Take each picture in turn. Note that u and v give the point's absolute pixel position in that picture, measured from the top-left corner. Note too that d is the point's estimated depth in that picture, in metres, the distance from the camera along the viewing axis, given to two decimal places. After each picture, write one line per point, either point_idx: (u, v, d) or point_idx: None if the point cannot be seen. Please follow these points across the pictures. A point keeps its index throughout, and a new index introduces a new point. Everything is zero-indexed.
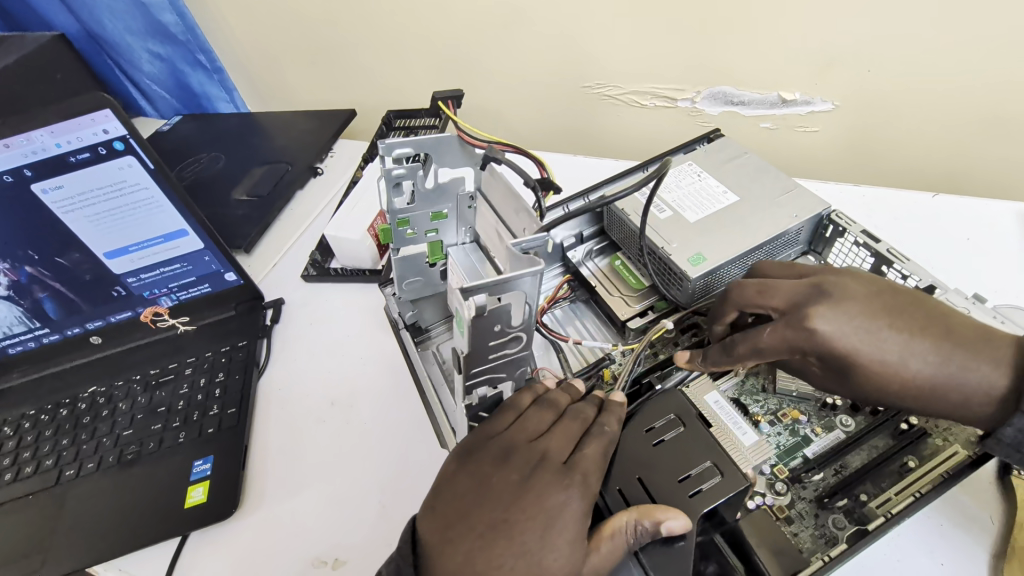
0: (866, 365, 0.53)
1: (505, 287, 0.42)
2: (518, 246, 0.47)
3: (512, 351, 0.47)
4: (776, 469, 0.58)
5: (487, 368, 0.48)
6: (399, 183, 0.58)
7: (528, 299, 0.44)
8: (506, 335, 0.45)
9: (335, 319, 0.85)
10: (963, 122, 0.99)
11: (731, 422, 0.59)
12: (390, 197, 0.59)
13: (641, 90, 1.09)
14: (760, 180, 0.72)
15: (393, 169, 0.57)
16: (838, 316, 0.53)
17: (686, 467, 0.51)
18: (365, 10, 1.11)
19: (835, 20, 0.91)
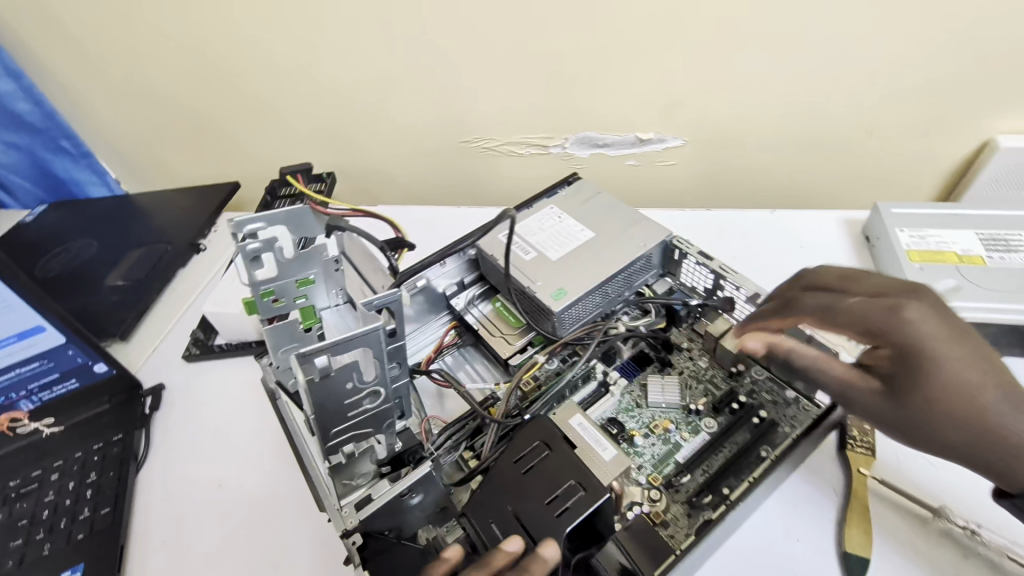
0: (946, 378, 0.50)
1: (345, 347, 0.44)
2: (368, 303, 0.48)
3: (372, 405, 0.49)
4: (650, 478, 0.62)
5: (348, 426, 0.50)
6: (257, 257, 0.58)
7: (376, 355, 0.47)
8: (360, 391, 0.47)
9: (220, 396, 0.82)
10: (791, 146, 1.13)
11: (593, 439, 0.59)
12: (249, 271, 0.58)
13: (515, 141, 1.17)
14: (613, 217, 0.79)
15: (247, 245, 0.57)
16: (935, 316, 0.50)
17: (553, 488, 0.53)
18: (239, 86, 1.12)
19: (670, 70, 1.03)
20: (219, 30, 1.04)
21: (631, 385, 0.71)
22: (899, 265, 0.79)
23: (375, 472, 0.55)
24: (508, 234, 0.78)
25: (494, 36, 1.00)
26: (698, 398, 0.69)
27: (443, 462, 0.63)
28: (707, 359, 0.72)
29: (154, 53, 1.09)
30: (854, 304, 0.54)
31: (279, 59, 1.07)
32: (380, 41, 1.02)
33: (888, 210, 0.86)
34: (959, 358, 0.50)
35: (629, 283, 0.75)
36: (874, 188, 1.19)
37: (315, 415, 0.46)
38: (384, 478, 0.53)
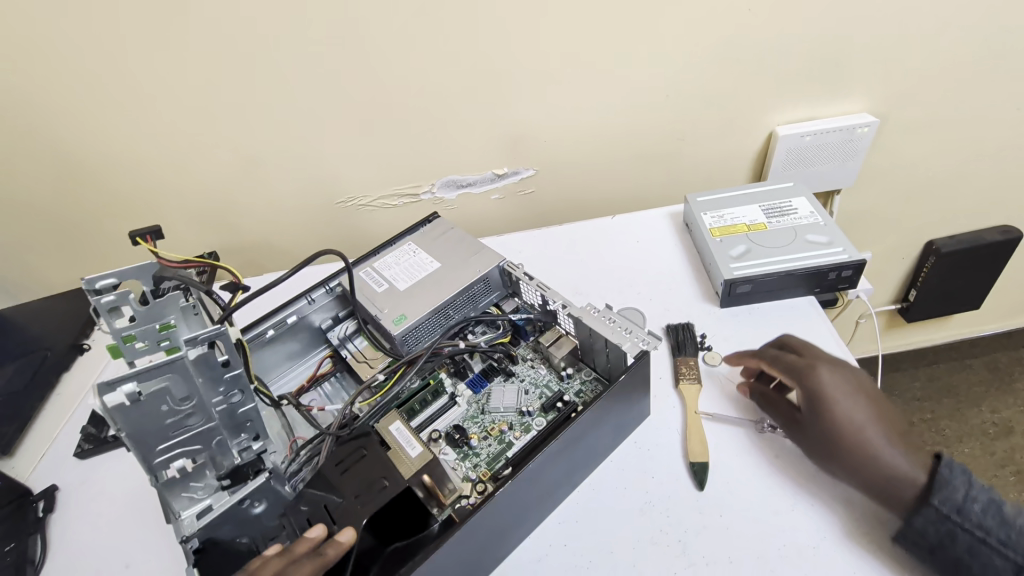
0: (827, 404, 0.67)
1: (149, 373, 0.54)
2: (189, 339, 0.55)
3: (195, 423, 0.59)
4: (480, 473, 0.73)
5: (175, 444, 0.59)
6: (114, 309, 0.65)
7: (186, 382, 0.56)
8: (175, 412, 0.57)
9: (119, 483, 0.83)
10: (626, 160, 1.32)
11: (406, 441, 0.67)
12: (107, 321, 0.65)
13: (386, 194, 1.28)
14: (460, 247, 0.90)
15: (102, 299, 0.64)
16: (831, 370, 0.69)
17: (364, 485, 0.61)
18: (104, 185, 1.16)
19: (506, 113, 1.19)
20: (73, 135, 1.08)
21: (478, 395, 0.82)
22: (705, 240, 0.96)
23: (217, 484, 0.64)
24: (367, 269, 0.89)
25: (343, 105, 1.12)
26: (533, 401, 0.80)
27: (297, 473, 0.71)
28: (545, 366, 0.84)
29: (8, 165, 1.11)
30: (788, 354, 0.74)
31: (140, 154, 1.12)
32: (238, 124, 1.11)
33: (694, 200, 1.04)
34: (880, 406, 0.68)
35: (474, 303, 0.88)
36: (701, 185, 1.40)
37: (132, 433, 0.55)
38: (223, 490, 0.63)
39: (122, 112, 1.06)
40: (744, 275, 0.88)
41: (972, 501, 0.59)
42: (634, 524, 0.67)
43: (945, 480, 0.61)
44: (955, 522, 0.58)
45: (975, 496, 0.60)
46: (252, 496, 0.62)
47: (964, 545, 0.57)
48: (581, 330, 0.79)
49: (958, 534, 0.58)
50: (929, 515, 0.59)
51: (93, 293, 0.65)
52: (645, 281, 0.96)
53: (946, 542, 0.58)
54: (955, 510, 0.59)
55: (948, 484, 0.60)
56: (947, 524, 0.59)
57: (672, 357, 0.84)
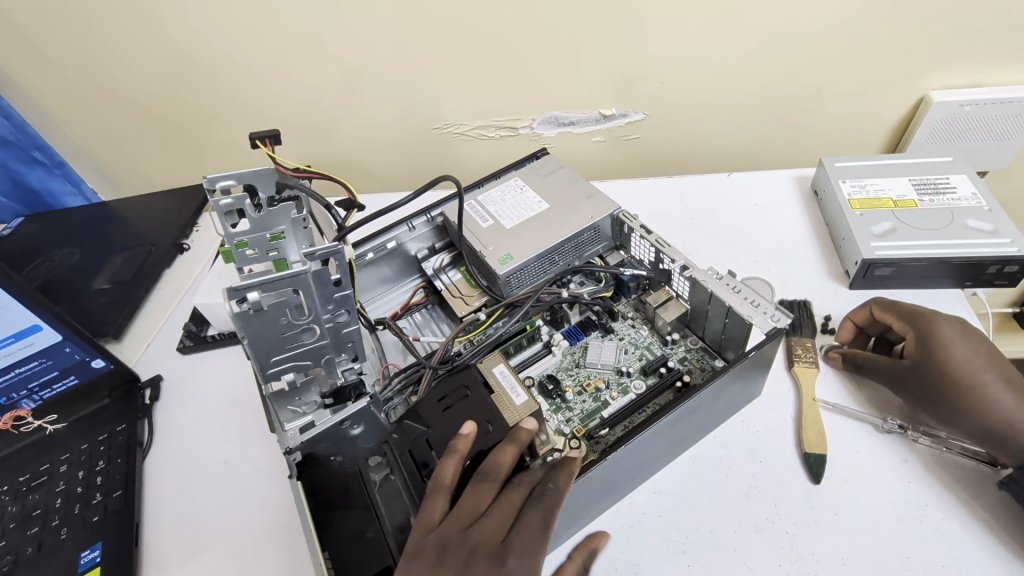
0: (945, 349, 0.67)
1: (273, 284, 0.52)
2: (309, 252, 0.53)
3: (309, 340, 0.58)
4: (574, 429, 0.70)
5: (288, 356, 0.58)
6: (230, 212, 0.64)
7: (305, 297, 0.55)
8: (293, 326, 0.56)
9: (217, 382, 0.86)
10: (747, 112, 1.19)
11: (509, 386, 0.64)
12: (223, 223, 0.65)
13: (484, 125, 1.21)
14: (570, 189, 0.84)
15: (221, 200, 0.63)
16: (953, 321, 0.69)
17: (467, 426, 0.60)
18: (209, 88, 1.15)
19: (626, 46, 1.08)
20: (183, 32, 1.06)
21: (573, 347, 0.78)
22: (841, 212, 0.86)
23: (320, 402, 0.64)
24: (470, 202, 0.85)
25: (453, 24, 1.04)
26: (634, 362, 0.76)
27: (390, 402, 0.70)
28: (647, 327, 0.79)
29: (121, 59, 1.11)
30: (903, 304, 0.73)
31: (246, 59, 1.09)
32: (344, 35, 1.05)
33: (832, 165, 0.92)
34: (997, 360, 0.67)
35: (579, 252, 0.82)
36: (826, 149, 1.26)
37: (253, 341, 0.55)
38: (326, 409, 0.63)
39: (231, 12, 1.02)
40: (888, 256, 0.78)
41: None
42: (748, 510, 0.63)
43: None
44: None
45: None
46: (353, 419, 0.62)
47: None
48: (698, 295, 0.72)
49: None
50: None
51: (213, 191, 0.64)
52: (763, 249, 0.88)
53: None
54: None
55: None
56: None
57: (787, 337, 0.76)
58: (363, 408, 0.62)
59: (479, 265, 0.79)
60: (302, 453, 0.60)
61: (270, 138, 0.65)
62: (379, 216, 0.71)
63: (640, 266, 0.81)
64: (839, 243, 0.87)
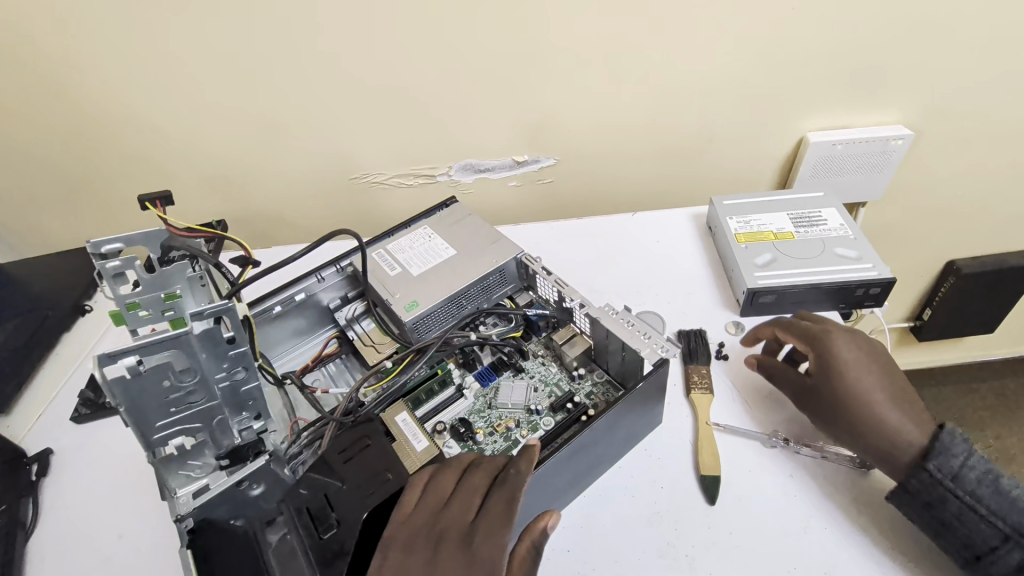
0: (838, 370, 0.69)
1: (154, 347, 0.52)
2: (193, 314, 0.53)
3: (198, 401, 0.57)
4: None
5: (175, 420, 0.57)
6: (119, 274, 0.63)
7: (189, 357, 0.54)
8: (179, 388, 0.55)
9: (113, 451, 0.81)
10: (650, 155, 1.28)
11: None
12: (112, 286, 0.64)
13: (403, 173, 1.24)
14: (476, 234, 0.87)
15: (107, 264, 0.62)
16: (850, 339, 0.71)
17: (367, 477, 0.60)
18: (114, 144, 1.12)
19: (532, 97, 1.15)
20: (84, 91, 1.05)
21: (485, 388, 0.80)
22: (729, 246, 0.93)
23: (215, 464, 0.62)
24: (379, 251, 0.86)
25: (364, 79, 1.08)
26: (543, 399, 0.78)
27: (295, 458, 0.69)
28: (556, 364, 0.82)
29: (18, 117, 1.08)
30: (804, 324, 0.75)
31: (154, 115, 1.09)
32: (254, 91, 1.07)
33: (720, 202, 1.00)
34: (893, 375, 0.69)
35: (487, 294, 0.85)
36: (725, 186, 1.36)
37: (133, 408, 0.53)
38: (222, 471, 0.61)
39: (135, 70, 1.02)
40: (768, 284, 0.85)
41: (970, 469, 0.60)
42: (651, 536, 0.65)
43: (944, 449, 0.61)
44: (948, 488, 0.60)
45: (973, 464, 0.61)
46: (250, 479, 0.60)
47: (957, 511, 0.59)
48: (597, 330, 0.76)
49: (949, 499, 0.60)
50: (923, 480, 0.61)
51: (99, 256, 0.64)
52: (663, 282, 0.94)
53: (935, 505, 0.61)
54: (950, 477, 0.60)
55: (943, 452, 0.61)
56: (938, 489, 0.60)
57: (684, 365, 0.81)
58: (261, 466, 0.60)
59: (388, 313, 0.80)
60: (194, 520, 0.58)
61: (160, 198, 0.65)
62: (277, 270, 0.71)
63: (547, 305, 0.84)
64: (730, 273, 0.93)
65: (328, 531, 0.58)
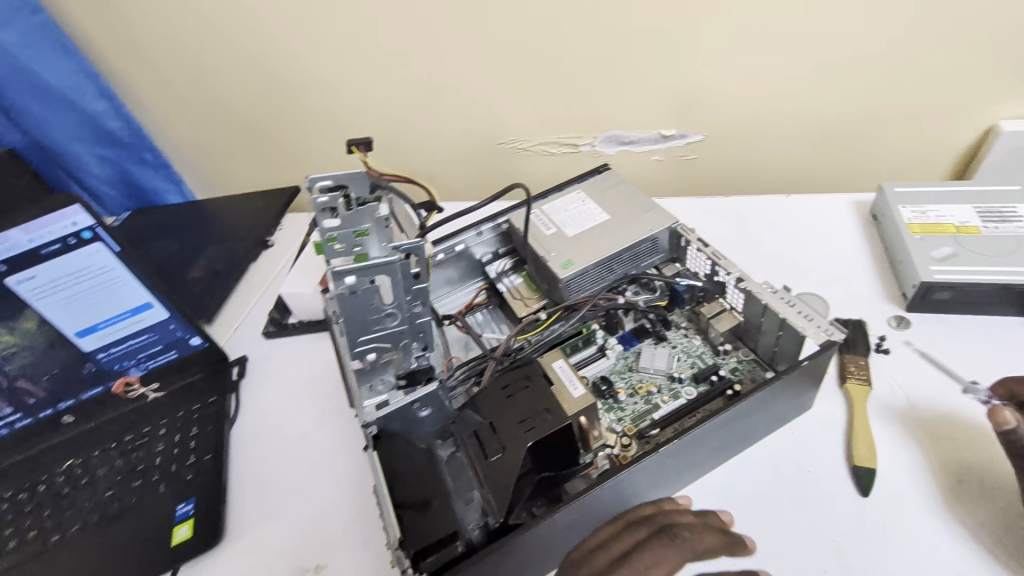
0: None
1: (369, 272, 0.59)
2: (398, 247, 0.59)
3: (391, 324, 0.65)
4: (625, 428, 0.74)
5: (372, 338, 0.65)
6: (325, 208, 0.73)
7: (392, 283, 0.62)
8: (381, 310, 0.63)
9: (296, 365, 0.95)
10: (806, 136, 1.21)
11: (568, 379, 0.68)
12: (319, 218, 0.74)
13: (547, 141, 1.27)
14: (630, 201, 0.89)
15: (318, 198, 0.72)
16: None
17: (527, 413, 0.65)
18: (298, 102, 1.25)
19: (689, 70, 1.12)
20: (279, 53, 1.17)
21: (627, 352, 0.82)
22: (900, 236, 0.87)
23: (394, 382, 0.70)
24: (535, 211, 0.91)
25: (525, 46, 1.12)
26: (685, 369, 0.79)
27: (454, 390, 0.76)
28: (700, 337, 0.83)
29: (225, 75, 1.22)
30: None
31: (334, 76, 1.19)
32: (423, 55, 1.14)
33: (892, 189, 0.93)
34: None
35: (636, 262, 0.87)
36: (886, 173, 1.26)
37: (345, 320, 0.62)
38: (400, 389, 0.69)
39: (324, 34, 1.13)
40: (946, 280, 0.78)
41: None
42: (794, 518, 0.65)
43: None
44: None
45: None
46: (422, 399, 0.69)
47: None
48: (751, 307, 0.75)
49: None
50: None
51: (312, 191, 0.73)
52: (819, 269, 0.90)
53: None
54: None
55: None
56: None
57: (839, 354, 0.77)
58: (433, 390, 0.68)
59: (541, 269, 0.85)
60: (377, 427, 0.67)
61: (363, 143, 0.73)
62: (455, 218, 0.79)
63: (696, 278, 0.85)
64: (897, 266, 0.87)
65: (493, 455, 0.63)
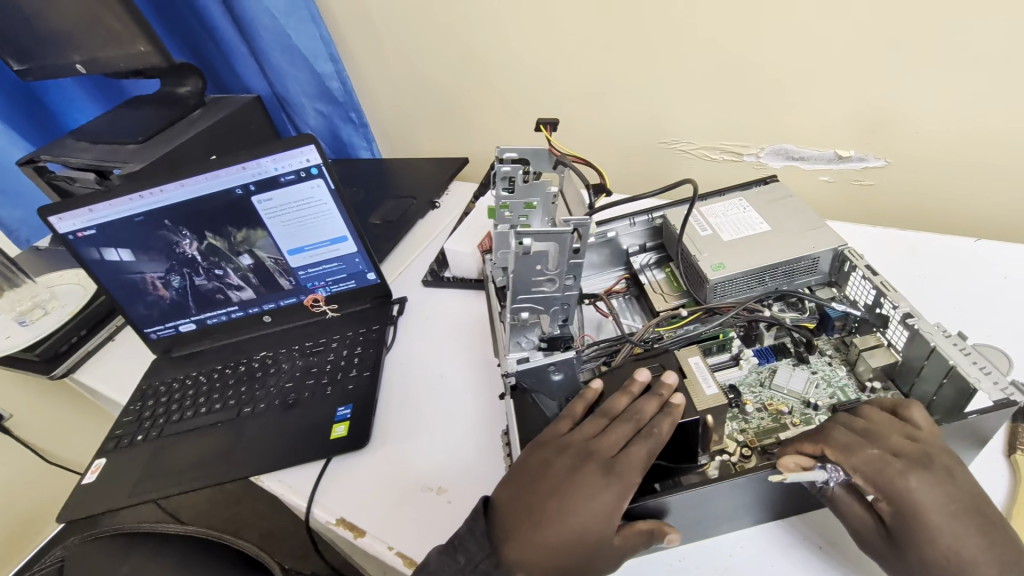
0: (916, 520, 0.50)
1: (541, 238, 0.67)
2: (570, 220, 0.66)
3: (547, 289, 0.72)
4: (748, 439, 0.74)
5: (528, 298, 0.73)
6: (506, 178, 0.82)
7: (557, 252, 0.68)
8: (542, 275, 0.70)
9: (446, 314, 1.07)
10: (1017, 178, 1.07)
11: (702, 376, 0.70)
12: (498, 186, 0.83)
13: (711, 146, 1.26)
14: (795, 217, 0.87)
15: (502, 168, 0.81)
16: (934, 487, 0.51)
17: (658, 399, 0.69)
18: (483, 81, 1.37)
19: (887, 90, 1.05)
20: (477, 35, 1.29)
21: (761, 366, 0.82)
22: None
23: (536, 343, 0.77)
24: (693, 211, 0.92)
25: (710, 49, 1.11)
26: (822, 398, 0.77)
27: (584, 364, 0.82)
28: (845, 369, 0.80)
29: (426, 51, 1.38)
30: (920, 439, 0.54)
31: (520, 60, 1.29)
32: (606, 48, 1.19)
33: None
34: (979, 518, 0.50)
35: (790, 278, 0.85)
36: None
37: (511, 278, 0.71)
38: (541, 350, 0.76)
39: (520, 21, 1.22)
40: None
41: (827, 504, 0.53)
42: None
43: None
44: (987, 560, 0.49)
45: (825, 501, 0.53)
46: (559, 364, 0.75)
47: None
48: (917, 349, 0.71)
49: None
50: None
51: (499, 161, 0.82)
52: (1004, 326, 0.80)
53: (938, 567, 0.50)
54: None
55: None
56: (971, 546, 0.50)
57: (1012, 422, 0.70)
58: (571, 358, 0.74)
59: (689, 268, 0.87)
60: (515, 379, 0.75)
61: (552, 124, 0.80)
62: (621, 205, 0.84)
63: (854, 307, 0.81)
64: None
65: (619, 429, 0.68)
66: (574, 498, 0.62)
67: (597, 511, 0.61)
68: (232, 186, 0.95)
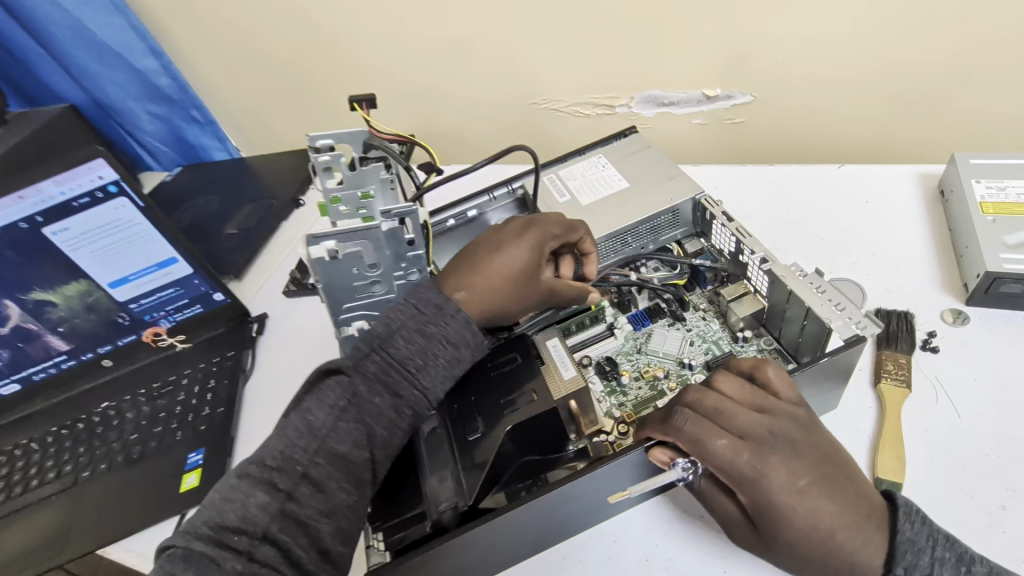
0: (775, 507, 0.47)
1: (349, 238, 0.60)
2: (387, 213, 0.60)
3: (376, 292, 0.66)
4: (625, 414, 0.69)
5: (356, 304, 0.67)
6: (328, 168, 0.72)
7: (374, 250, 0.62)
8: (364, 278, 0.64)
9: (310, 326, 0.97)
10: (875, 99, 1.07)
11: (560, 359, 0.65)
12: (321, 179, 0.72)
13: (582, 102, 1.19)
14: (654, 168, 0.83)
15: (320, 158, 0.71)
16: (782, 467, 0.47)
17: (511, 393, 0.62)
18: (330, 59, 1.23)
19: (741, 23, 1.01)
20: (309, 6, 1.14)
21: (636, 332, 0.77)
22: (968, 217, 0.75)
23: None
24: (551, 177, 0.86)
25: None
26: (697, 355, 0.73)
27: None
28: (719, 321, 0.76)
29: (258, 31, 1.22)
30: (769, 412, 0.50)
31: (363, 30, 1.16)
32: (453, 8, 1.08)
33: (966, 161, 0.80)
34: (829, 484, 0.47)
35: (655, 235, 0.80)
36: (968, 140, 1.10)
37: (328, 286, 0.64)
38: None
39: None
40: (1018, 271, 0.67)
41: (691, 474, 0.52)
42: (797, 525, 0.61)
43: (907, 540, 0.46)
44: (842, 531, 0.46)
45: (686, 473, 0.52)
46: None
47: None
48: (776, 291, 0.68)
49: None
50: None
51: (314, 149, 0.72)
52: (868, 255, 0.79)
53: (807, 556, 0.47)
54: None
55: (911, 544, 0.46)
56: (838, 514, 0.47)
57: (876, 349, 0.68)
58: None
59: None
60: None
61: (365, 100, 0.71)
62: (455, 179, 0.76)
63: (719, 256, 0.77)
64: (959, 253, 0.76)
65: (473, 434, 0.60)
66: (508, 249, 0.64)
67: (518, 247, 0.63)
68: (13, 220, 0.79)
